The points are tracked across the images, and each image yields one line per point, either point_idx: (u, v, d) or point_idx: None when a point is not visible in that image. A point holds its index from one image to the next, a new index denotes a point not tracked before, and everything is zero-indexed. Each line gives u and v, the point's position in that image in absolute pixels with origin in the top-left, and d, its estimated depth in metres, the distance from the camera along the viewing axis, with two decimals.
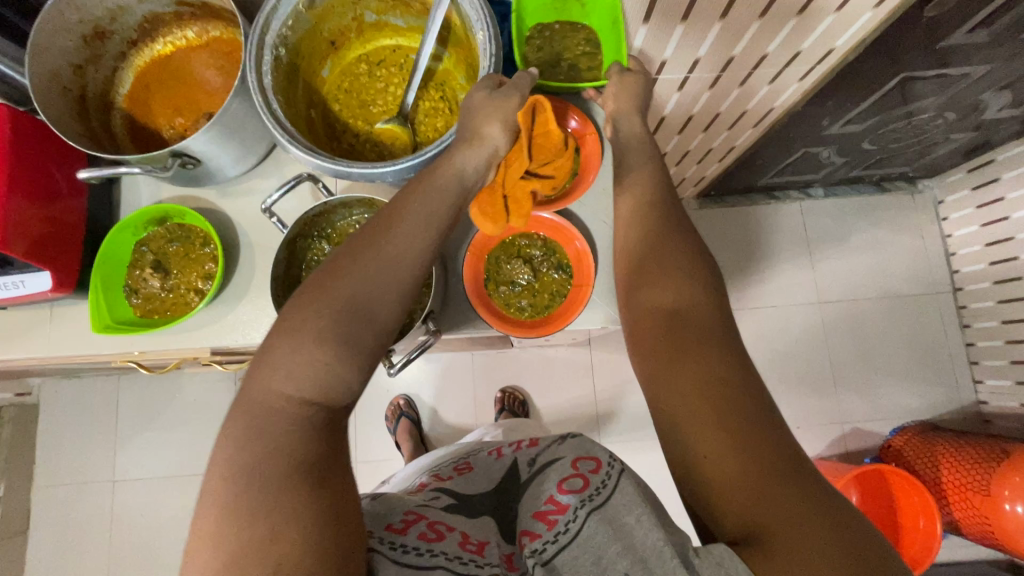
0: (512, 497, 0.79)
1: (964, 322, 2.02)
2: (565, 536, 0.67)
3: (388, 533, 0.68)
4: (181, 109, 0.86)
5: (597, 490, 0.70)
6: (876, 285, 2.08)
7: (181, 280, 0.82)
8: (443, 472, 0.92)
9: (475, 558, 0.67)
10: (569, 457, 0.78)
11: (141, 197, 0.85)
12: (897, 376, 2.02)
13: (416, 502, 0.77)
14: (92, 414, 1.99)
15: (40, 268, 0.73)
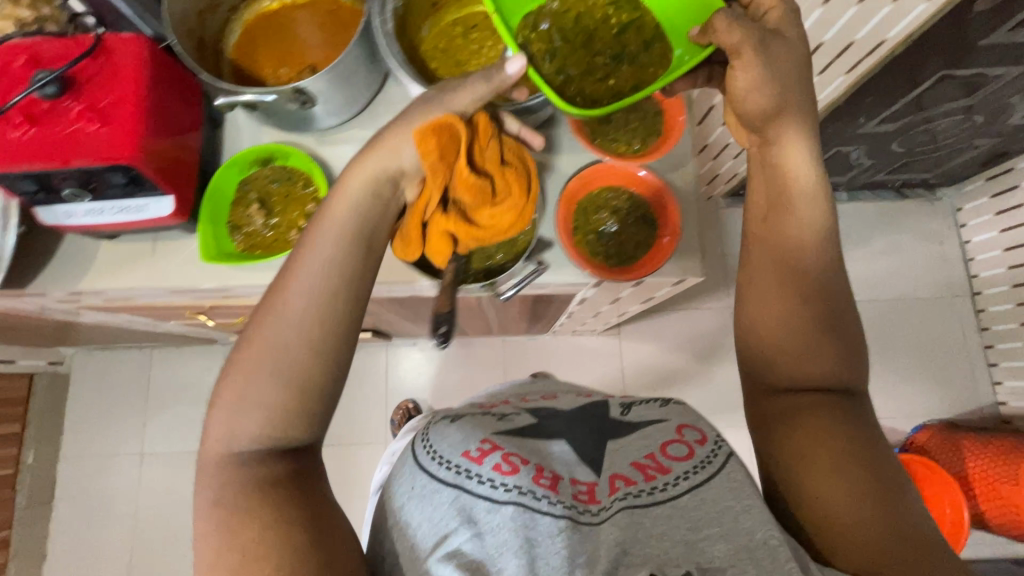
0: (601, 429, 0.80)
1: (982, 325, 2.07)
2: (662, 493, 0.68)
3: (462, 460, 0.70)
4: (285, 61, 0.90)
5: (705, 463, 0.71)
6: (898, 287, 2.13)
7: (282, 219, 0.85)
8: (529, 396, 0.99)
9: (548, 494, 0.67)
10: (674, 420, 0.79)
11: (244, 141, 0.89)
12: (918, 377, 2.05)
13: (496, 425, 0.80)
14: (122, 387, 1.99)
15: (165, 193, 0.74)
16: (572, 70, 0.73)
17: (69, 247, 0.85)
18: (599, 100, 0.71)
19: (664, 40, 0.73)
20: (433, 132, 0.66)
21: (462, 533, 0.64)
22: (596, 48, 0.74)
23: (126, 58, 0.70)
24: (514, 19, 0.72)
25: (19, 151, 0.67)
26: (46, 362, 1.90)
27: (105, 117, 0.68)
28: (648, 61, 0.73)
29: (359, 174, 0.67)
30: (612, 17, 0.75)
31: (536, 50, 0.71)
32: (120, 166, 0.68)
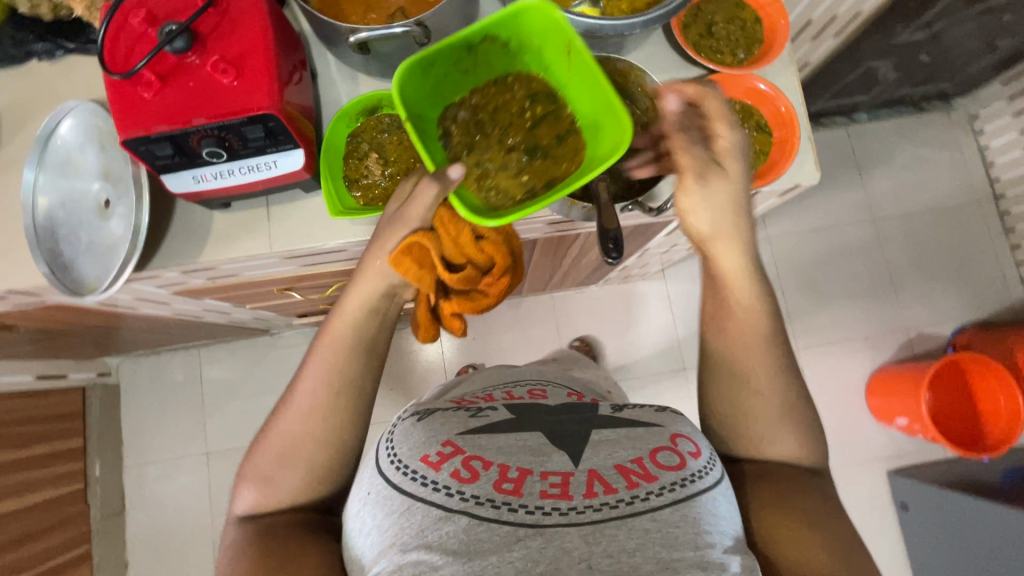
0: (586, 423, 0.76)
1: (1007, 227, 2.12)
2: (639, 503, 0.64)
3: (422, 466, 0.68)
4: (371, 6, 0.86)
5: (697, 477, 0.68)
6: (925, 200, 2.16)
7: (399, 167, 0.83)
8: (514, 391, 0.93)
9: (510, 501, 0.64)
10: (670, 428, 0.75)
11: (341, 94, 0.86)
12: (952, 285, 2.10)
13: (468, 421, 0.76)
14: (176, 390, 1.96)
15: (295, 148, 0.72)
16: (491, 164, 0.70)
17: (180, 220, 0.82)
18: (511, 199, 0.68)
19: (580, 132, 0.70)
20: (404, 253, 0.73)
21: (415, 539, 0.63)
22: (514, 142, 0.71)
23: (247, 3, 0.66)
24: (431, 129, 0.70)
25: (160, 113, 0.64)
26: (95, 374, 1.87)
27: (237, 69, 0.65)
28: (559, 156, 0.70)
29: (357, 293, 0.77)
30: (530, 112, 0.72)
31: (455, 142, 0.71)
32: (258, 117, 0.65)
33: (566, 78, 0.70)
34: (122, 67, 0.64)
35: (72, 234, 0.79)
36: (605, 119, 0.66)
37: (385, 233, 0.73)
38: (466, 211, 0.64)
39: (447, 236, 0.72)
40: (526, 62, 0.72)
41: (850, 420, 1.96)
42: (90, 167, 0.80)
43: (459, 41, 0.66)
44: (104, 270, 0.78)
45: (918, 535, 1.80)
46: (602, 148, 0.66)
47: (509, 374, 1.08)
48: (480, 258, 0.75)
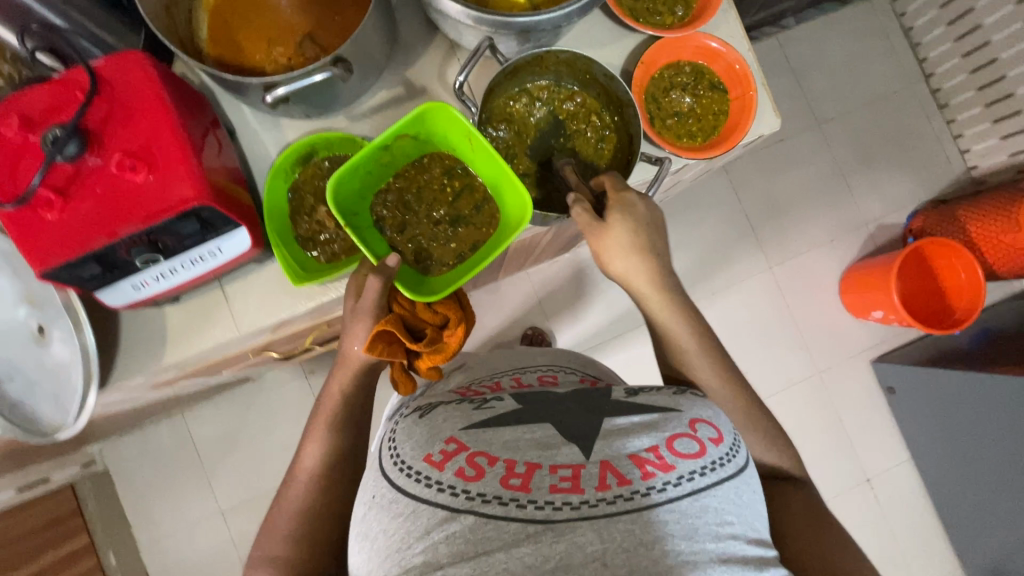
0: (597, 411, 0.64)
1: (941, 105, 2.03)
2: (658, 495, 0.55)
3: (425, 467, 0.58)
4: (275, 38, 0.76)
5: (720, 465, 0.59)
6: (865, 91, 2.03)
7: None
8: (523, 378, 0.82)
9: (517, 497, 0.54)
10: (686, 411, 0.64)
11: (266, 144, 0.77)
12: (901, 172, 2.01)
13: (471, 414, 0.65)
14: (169, 459, 1.85)
15: (236, 228, 0.64)
16: (424, 238, 0.77)
17: (130, 323, 0.74)
18: (446, 267, 0.77)
19: (491, 198, 0.76)
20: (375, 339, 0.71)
21: (418, 544, 0.53)
22: (440, 217, 0.77)
23: (139, 83, 0.57)
24: (367, 222, 0.75)
25: (75, 232, 0.56)
26: (80, 467, 1.74)
27: (149, 162, 0.57)
28: (479, 222, 0.77)
29: (343, 374, 0.82)
30: (449, 186, 0.77)
31: (390, 226, 0.76)
32: (190, 211, 0.58)
33: (472, 157, 0.74)
34: (8, 188, 0.55)
35: (7, 372, 0.67)
36: (509, 193, 0.72)
37: (353, 322, 0.74)
38: (410, 293, 0.71)
39: (405, 310, 0.75)
40: (436, 144, 0.75)
41: (829, 325, 1.92)
42: (6, 294, 0.69)
43: (374, 148, 0.69)
44: (62, 404, 0.71)
45: (908, 421, 1.82)
46: (509, 219, 0.73)
47: (514, 358, 0.94)
48: (437, 321, 0.77)
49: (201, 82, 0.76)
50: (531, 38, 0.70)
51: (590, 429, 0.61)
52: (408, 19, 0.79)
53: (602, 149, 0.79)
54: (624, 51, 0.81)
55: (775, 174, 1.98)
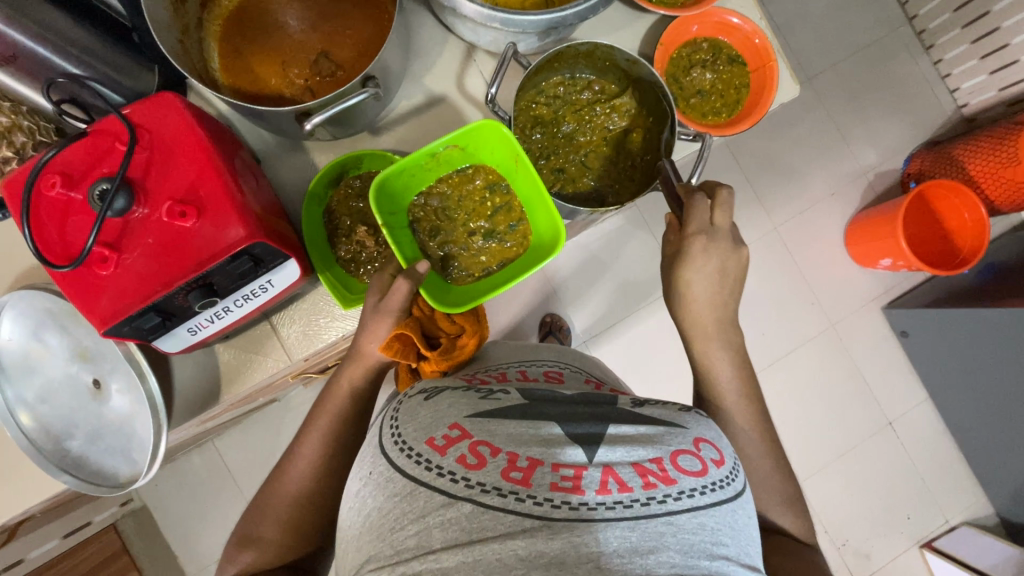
0: (603, 418, 0.58)
1: (926, 46, 1.69)
2: (658, 507, 0.49)
3: (426, 450, 0.53)
4: (289, 60, 0.74)
5: (720, 487, 0.53)
6: (867, 22, 1.68)
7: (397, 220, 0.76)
8: (529, 372, 0.72)
9: (517, 491, 0.49)
10: (691, 429, 0.58)
11: (293, 170, 0.76)
12: (907, 115, 1.68)
13: (478, 402, 0.58)
14: (196, 493, 1.57)
15: (287, 260, 0.63)
16: (455, 246, 0.76)
17: (179, 361, 0.74)
18: (469, 277, 0.76)
19: (527, 219, 0.76)
20: (393, 338, 0.68)
21: (412, 525, 0.48)
22: (472, 225, 0.76)
23: (178, 128, 0.57)
24: (402, 221, 0.74)
25: (132, 284, 0.56)
26: (118, 505, 1.50)
27: (198, 207, 0.56)
28: (512, 239, 0.76)
29: (359, 366, 0.71)
30: (488, 200, 0.77)
31: (424, 229, 0.76)
32: (242, 251, 0.57)
33: (514, 172, 0.74)
34: (64, 251, 0.55)
35: (69, 429, 0.70)
36: (540, 206, 0.73)
37: (372, 322, 0.68)
38: (434, 302, 0.69)
39: (423, 314, 0.73)
40: (482, 157, 0.74)
41: (842, 282, 1.65)
42: (59, 351, 0.70)
43: (423, 153, 0.69)
44: (131, 455, 0.73)
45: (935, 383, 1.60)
46: (541, 236, 0.74)
47: (516, 349, 0.81)
48: (453, 331, 0.74)
49: (218, 111, 0.74)
50: (551, 32, 0.68)
51: (595, 432, 0.55)
52: (420, 27, 0.78)
53: (627, 136, 0.79)
54: (639, 34, 0.80)
55: (777, 130, 1.64)
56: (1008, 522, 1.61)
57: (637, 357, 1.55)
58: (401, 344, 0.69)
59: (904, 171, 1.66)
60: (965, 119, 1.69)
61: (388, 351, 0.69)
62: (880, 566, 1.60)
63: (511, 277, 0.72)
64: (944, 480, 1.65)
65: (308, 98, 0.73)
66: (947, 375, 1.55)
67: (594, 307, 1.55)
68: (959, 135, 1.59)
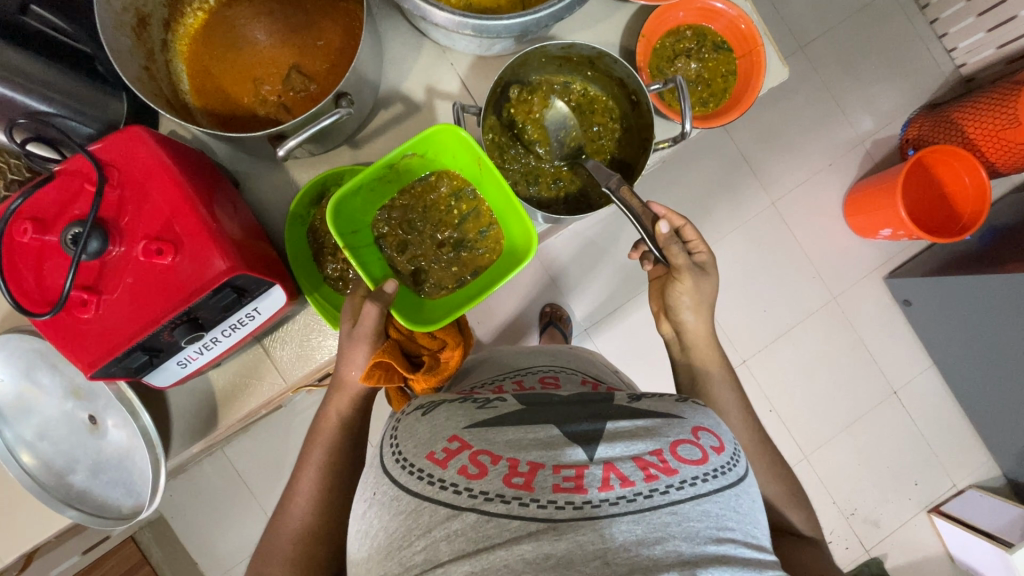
0: (598, 415, 0.57)
1: (921, 6, 1.63)
2: (661, 497, 0.48)
3: (427, 464, 0.52)
4: (259, 75, 0.71)
5: (723, 473, 0.52)
6: None
7: (387, 231, 0.74)
8: (525, 381, 0.70)
9: (520, 496, 0.48)
10: (689, 419, 0.57)
11: (273, 189, 0.74)
12: (903, 78, 1.64)
13: (474, 413, 0.57)
14: (208, 503, 1.52)
15: (270, 287, 0.62)
16: (425, 259, 0.75)
17: (175, 392, 0.73)
18: (443, 291, 0.75)
19: (497, 223, 0.74)
20: (373, 366, 0.69)
21: (419, 541, 0.48)
22: (443, 238, 0.75)
23: (147, 163, 0.55)
24: (367, 238, 0.72)
25: (117, 324, 0.55)
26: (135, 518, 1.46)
27: (174, 242, 0.55)
28: (484, 247, 0.75)
29: (342, 398, 0.75)
30: (455, 208, 0.75)
31: (391, 244, 0.74)
32: (225, 283, 0.56)
33: (478, 177, 0.72)
34: (43, 297, 0.54)
35: (69, 466, 0.71)
36: (509, 212, 0.71)
37: (349, 350, 0.69)
38: (406, 322, 0.68)
39: (401, 335, 0.73)
40: (442, 163, 0.72)
41: (842, 255, 1.63)
42: (52, 390, 0.70)
43: (381, 167, 0.67)
44: (133, 489, 0.73)
45: (939, 350, 1.59)
46: (513, 243, 0.72)
47: (507, 358, 0.81)
48: (435, 346, 0.75)
49: (190, 134, 0.72)
50: (526, 35, 0.66)
51: (594, 430, 0.54)
52: (393, 31, 0.75)
53: (602, 132, 0.77)
54: (620, 24, 0.77)
55: (773, 103, 1.60)
56: (1017, 483, 1.62)
57: (640, 343, 1.55)
58: (386, 369, 0.71)
59: (904, 137, 1.61)
60: (963, 79, 1.64)
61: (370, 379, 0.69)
62: (890, 533, 1.62)
63: (484, 287, 0.71)
64: (950, 445, 1.65)
65: (282, 115, 0.71)
66: (951, 342, 1.54)
67: (593, 295, 1.54)
68: (959, 96, 1.54)
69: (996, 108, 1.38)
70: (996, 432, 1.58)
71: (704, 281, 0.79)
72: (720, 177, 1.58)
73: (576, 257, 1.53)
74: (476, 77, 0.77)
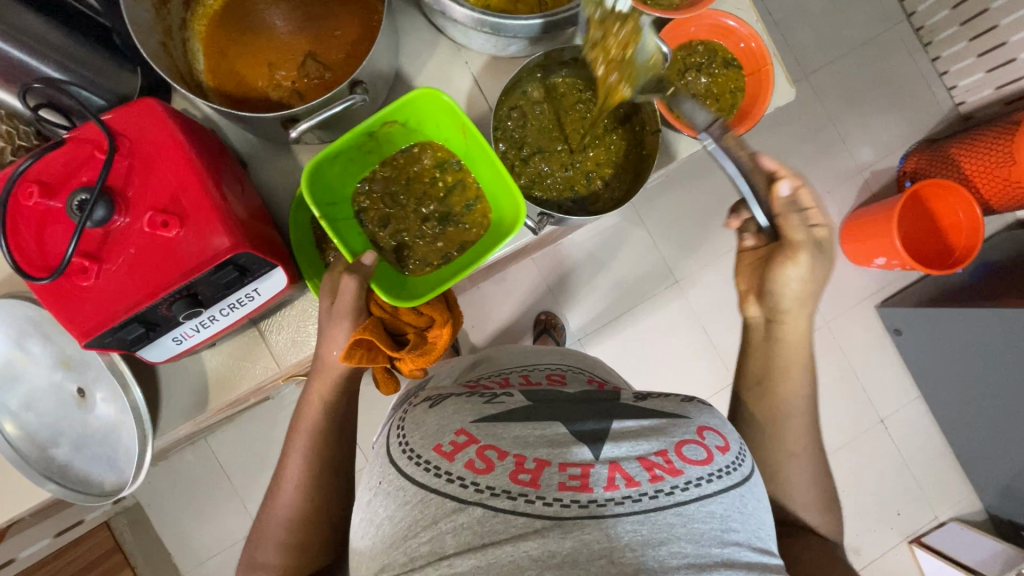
0: (606, 413, 0.57)
1: (924, 43, 1.67)
2: (666, 498, 0.49)
3: (433, 456, 0.52)
4: (275, 60, 0.72)
5: (727, 473, 0.53)
6: (865, 19, 1.65)
7: (374, 205, 0.74)
8: (531, 376, 0.71)
9: (526, 493, 0.48)
10: (695, 418, 0.58)
11: (279, 174, 0.74)
12: (903, 112, 1.67)
13: (482, 407, 0.57)
14: (188, 492, 1.50)
15: (272, 269, 0.62)
16: (408, 234, 0.74)
17: (167, 371, 0.72)
18: (427, 265, 0.74)
19: (483, 197, 0.74)
20: (353, 345, 0.67)
21: (425, 532, 0.48)
22: (430, 210, 0.75)
23: (157, 135, 0.56)
24: (346, 211, 0.73)
25: (116, 294, 0.55)
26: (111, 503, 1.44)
27: (179, 215, 0.55)
28: (469, 223, 0.75)
29: (322, 381, 0.72)
30: (440, 179, 0.75)
31: (372, 218, 0.74)
32: (227, 260, 0.56)
33: (462, 148, 0.72)
34: (42, 261, 0.54)
35: (54, 439, 0.70)
36: (494, 185, 0.71)
37: (329, 328, 0.69)
38: (388, 297, 0.67)
39: (385, 313, 0.71)
40: (425, 133, 0.73)
41: (836, 281, 1.65)
42: (42, 359, 0.69)
43: (360, 133, 0.67)
44: (117, 464, 0.71)
45: (927, 381, 1.61)
46: (501, 215, 0.72)
47: (515, 355, 0.81)
48: (422, 323, 0.73)
49: (201, 113, 0.72)
50: (538, 38, 0.68)
51: (601, 429, 0.54)
52: (408, 27, 0.76)
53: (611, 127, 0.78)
54: None
55: (776, 128, 1.63)
56: (998, 517, 1.63)
57: (633, 356, 1.55)
58: (371, 349, 0.69)
59: (901, 169, 1.64)
60: (961, 116, 1.67)
61: (352, 359, 0.67)
62: (872, 561, 1.61)
63: (468, 262, 0.70)
64: (933, 475, 1.66)
65: (294, 101, 0.71)
66: (938, 372, 1.55)
67: (589, 305, 1.54)
68: (957, 132, 1.57)
69: (992, 145, 1.41)
70: (980, 466, 1.59)
71: (822, 265, 0.68)
72: (722, 197, 1.58)
73: (573, 267, 1.54)
74: (489, 78, 0.78)
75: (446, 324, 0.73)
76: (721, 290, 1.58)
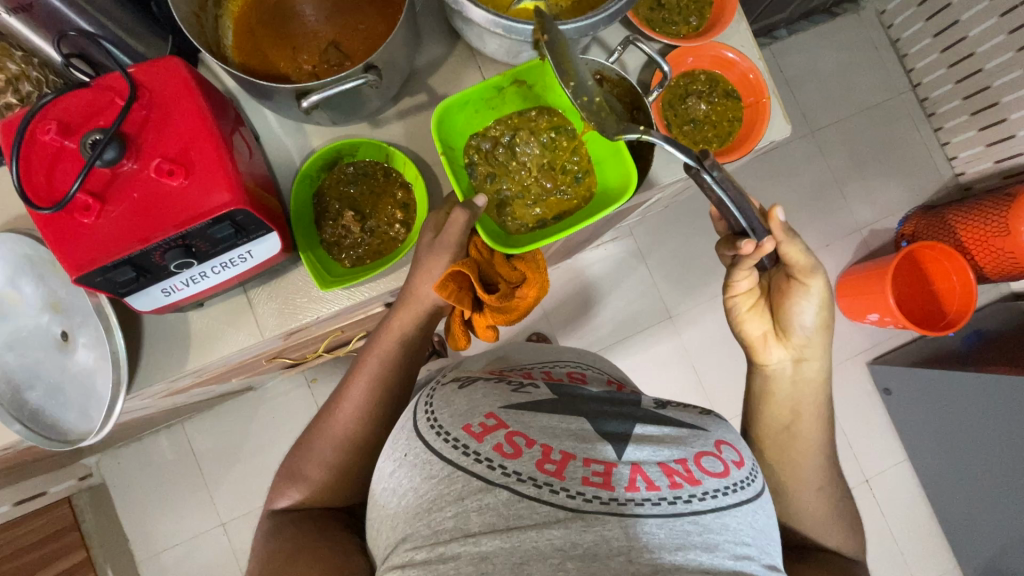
0: (629, 416, 0.58)
1: (927, 114, 1.72)
2: (684, 505, 0.49)
3: (462, 436, 0.53)
4: (300, 45, 0.76)
5: (742, 487, 0.53)
6: (872, 86, 1.72)
7: (485, 164, 0.77)
8: (553, 371, 0.72)
9: (552, 483, 0.49)
10: (712, 431, 0.59)
11: (292, 153, 0.78)
12: (903, 177, 1.71)
13: (509, 395, 0.58)
14: (158, 475, 1.48)
15: (269, 233, 0.64)
16: (510, 192, 0.76)
17: (153, 327, 0.74)
18: (524, 228, 0.76)
19: (594, 171, 0.76)
20: (448, 280, 0.70)
21: (449, 508, 0.49)
22: (534, 178, 0.76)
23: (177, 92, 0.58)
24: (459, 157, 0.76)
25: (114, 236, 0.57)
26: (76, 479, 1.39)
27: (186, 167, 0.57)
28: (568, 193, 0.76)
29: (409, 312, 0.73)
30: (555, 141, 0.77)
31: (480, 172, 0.77)
32: (226, 215, 0.58)
33: (580, 113, 0.75)
34: (49, 195, 0.56)
35: (30, 381, 0.70)
36: (607, 158, 0.74)
37: (427, 261, 0.71)
38: (490, 241, 0.70)
39: (482, 257, 0.75)
40: (547, 98, 0.77)
41: None
42: (32, 300, 0.70)
43: (489, 86, 0.72)
44: (86, 412, 0.71)
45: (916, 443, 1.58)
46: (607, 184, 0.75)
47: (535, 351, 0.84)
48: (513, 278, 0.76)
49: (225, 86, 0.76)
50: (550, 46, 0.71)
51: (624, 431, 0.55)
52: (431, 31, 0.81)
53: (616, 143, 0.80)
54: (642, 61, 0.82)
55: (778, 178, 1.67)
56: None
57: None
58: (468, 287, 0.73)
59: (899, 232, 1.66)
60: (960, 187, 1.71)
61: (442, 291, 0.70)
62: None
63: (568, 226, 0.72)
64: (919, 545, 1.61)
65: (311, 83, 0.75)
66: (927, 438, 1.52)
67: (582, 329, 1.55)
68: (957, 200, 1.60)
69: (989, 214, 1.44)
70: None
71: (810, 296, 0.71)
72: None
73: (570, 290, 1.56)
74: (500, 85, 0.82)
75: (537, 284, 0.74)
76: (714, 329, 1.58)
